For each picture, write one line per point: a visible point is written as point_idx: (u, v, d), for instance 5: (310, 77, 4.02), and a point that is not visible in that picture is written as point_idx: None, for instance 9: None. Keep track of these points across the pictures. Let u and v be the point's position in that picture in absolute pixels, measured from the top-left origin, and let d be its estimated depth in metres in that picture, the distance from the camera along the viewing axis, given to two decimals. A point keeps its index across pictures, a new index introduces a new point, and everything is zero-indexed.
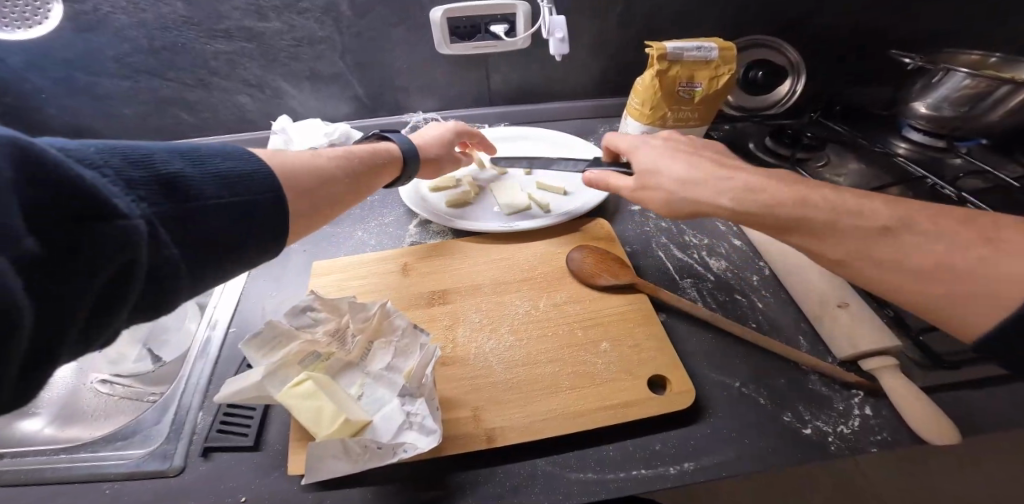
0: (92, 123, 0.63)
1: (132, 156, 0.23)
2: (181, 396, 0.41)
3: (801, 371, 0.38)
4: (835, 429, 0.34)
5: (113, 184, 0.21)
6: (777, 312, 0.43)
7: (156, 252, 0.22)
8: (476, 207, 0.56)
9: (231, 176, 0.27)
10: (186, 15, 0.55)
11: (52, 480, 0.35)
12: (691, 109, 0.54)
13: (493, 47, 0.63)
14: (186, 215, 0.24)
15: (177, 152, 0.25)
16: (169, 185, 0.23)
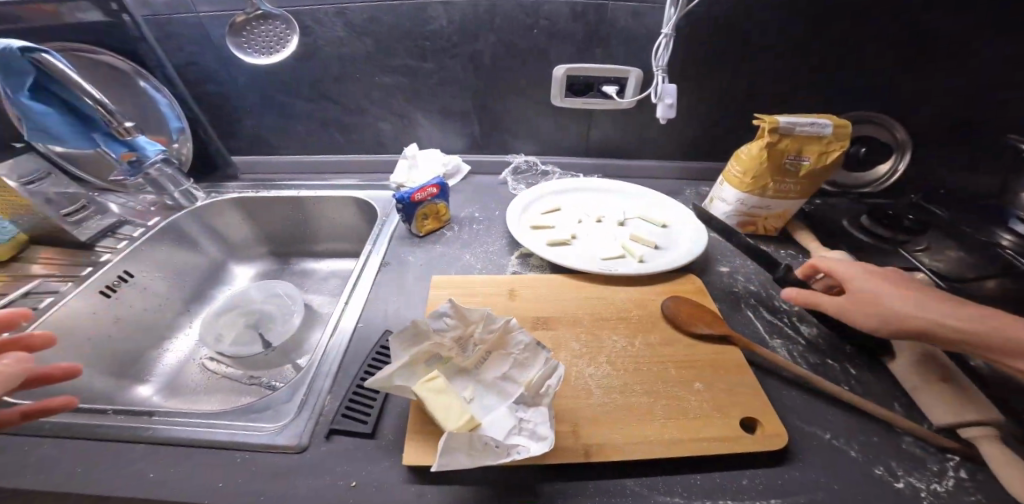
0: (270, 134, 0.81)
1: None
2: (312, 380, 0.47)
3: (894, 432, 0.39)
4: (929, 486, 0.35)
5: None
6: (872, 381, 0.44)
7: None
8: (572, 249, 0.61)
9: None
10: (367, 53, 0.68)
11: (192, 443, 0.41)
12: (796, 182, 0.58)
13: (601, 104, 0.71)
14: None
15: None
16: None
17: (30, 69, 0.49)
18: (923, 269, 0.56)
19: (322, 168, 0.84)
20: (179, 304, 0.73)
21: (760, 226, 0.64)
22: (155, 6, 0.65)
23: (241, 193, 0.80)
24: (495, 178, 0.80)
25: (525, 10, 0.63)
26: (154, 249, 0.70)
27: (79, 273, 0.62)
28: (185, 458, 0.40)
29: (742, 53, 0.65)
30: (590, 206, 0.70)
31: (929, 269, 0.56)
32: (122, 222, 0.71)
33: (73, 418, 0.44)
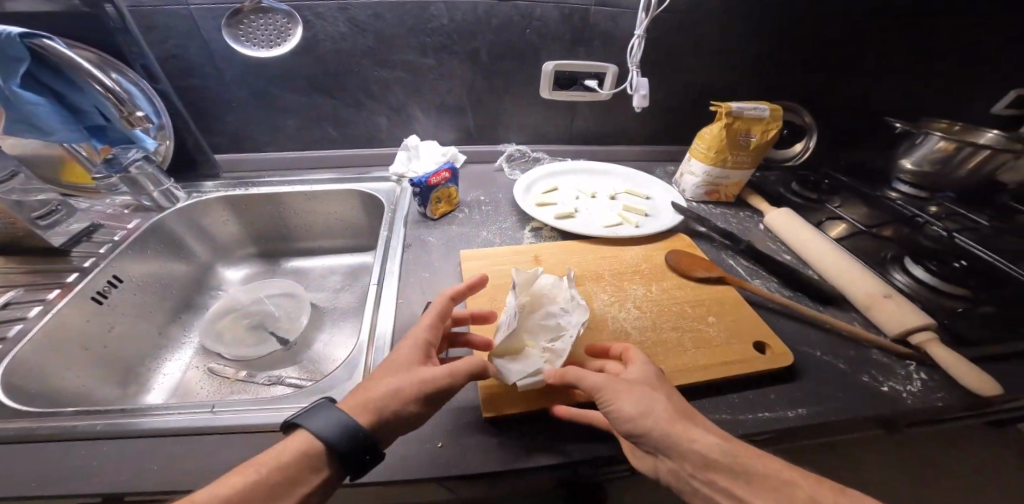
0: (259, 131, 0.80)
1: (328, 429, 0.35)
2: (366, 358, 0.49)
3: (866, 348, 0.50)
4: (906, 387, 0.46)
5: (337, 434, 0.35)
6: (835, 309, 0.56)
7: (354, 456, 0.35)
8: (577, 220, 0.70)
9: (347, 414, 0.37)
10: (368, 50, 0.72)
11: (265, 431, 0.42)
12: (746, 154, 0.71)
13: (584, 96, 0.80)
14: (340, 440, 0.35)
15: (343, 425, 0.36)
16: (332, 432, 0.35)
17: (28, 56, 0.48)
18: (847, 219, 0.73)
19: (315, 163, 0.84)
20: (170, 310, 0.69)
21: (722, 194, 0.77)
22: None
23: (226, 191, 0.77)
24: (491, 166, 0.86)
25: (519, 12, 0.70)
26: (139, 253, 0.66)
27: (62, 280, 0.57)
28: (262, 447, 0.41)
29: (697, 54, 0.78)
30: (582, 184, 0.79)
31: (850, 219, 0.73)
32: (95, 225, 0.67)
33: (118, 422, 0.42)
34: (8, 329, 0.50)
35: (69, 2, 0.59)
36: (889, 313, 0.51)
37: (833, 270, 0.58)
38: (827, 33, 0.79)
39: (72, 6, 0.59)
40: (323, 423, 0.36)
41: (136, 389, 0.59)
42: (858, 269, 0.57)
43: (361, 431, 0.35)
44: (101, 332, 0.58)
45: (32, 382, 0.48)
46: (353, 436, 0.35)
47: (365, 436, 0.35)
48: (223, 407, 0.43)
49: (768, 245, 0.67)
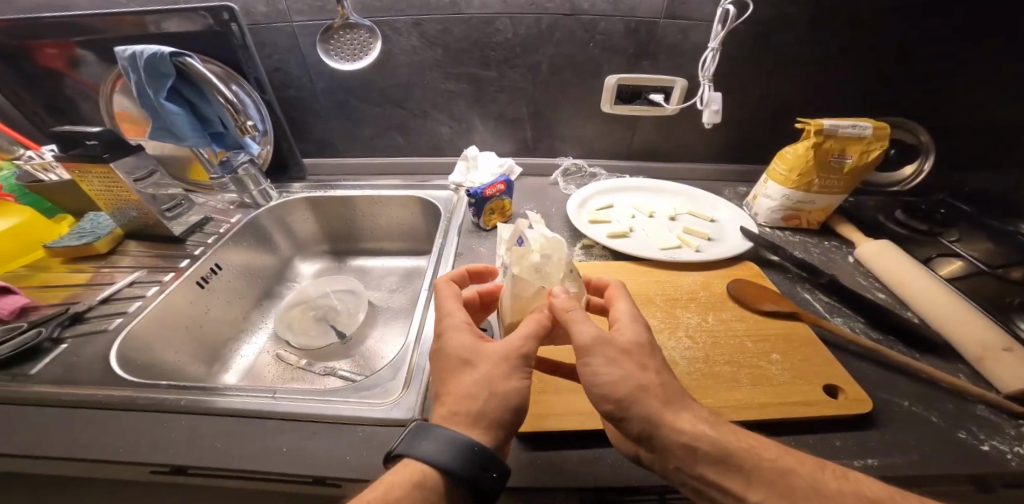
0: (336, 139, 0.87)
1: (448, 460, 0.34)
2: (410, 360, 0.51)
3: (967, 400, 0.42)
4: (1013, 448, 0.38)
5: (460, 466, 0.34)
6: (931, 352, 0.47)
7: (485, 491, 0.34)
8: (631, 240, 0.67)
9: (461, 438, 0.35)
10: (437, 63, 0.75)
11: (314, 419, 0.45)
12: (839, 178, 0.62)
13: (648, 110, 0.77)
14: (467, 473, 0.34)
15: (461, 450, 0.35)
16: (447, 461, 0.34)
17: (174, 72, 0.55)
18: (964, 255, 0.60)
19: (383, 170, 0.90)
20: (253, 297, 0.78)
21: (804, 221, 0.68)
22: (254, 15, 0.69)
23: (309, 193, 0.85)
24: (545, 180, 0.87)
25: (584, 25, 0.69)
26: (236, 244, 0.75)
27: (176, 264, 0.67)
28: (310, 433, 0.44)
29: (781, 64, 0.71)
30: (639, 201, 0.76)
31: (968, 254, 0.60)
32: (207, 218, 0.76)
33: (200, 397, 0.48)
34: (130, 305, 0.59)
35: (202, 22, 0.66)
36: (1006, 364, 0.42)
37: (931, 311, 0.49)
38: (928, 35, 0.67)
39: (206, 25, 0.67)
40: (436, 448, 0.35)
41: (219, 367, 0.67)
42: (969, 310, 0.47)
43: (478, 451, 0.35)
44: (197, 313, 0.66)
45: (140, 353, 0.56)
46: (475, 457, 0.35)
47: (486, 458, 0.35)
48: (284, 393, 0.48)
49: (855, 279, 0.58)
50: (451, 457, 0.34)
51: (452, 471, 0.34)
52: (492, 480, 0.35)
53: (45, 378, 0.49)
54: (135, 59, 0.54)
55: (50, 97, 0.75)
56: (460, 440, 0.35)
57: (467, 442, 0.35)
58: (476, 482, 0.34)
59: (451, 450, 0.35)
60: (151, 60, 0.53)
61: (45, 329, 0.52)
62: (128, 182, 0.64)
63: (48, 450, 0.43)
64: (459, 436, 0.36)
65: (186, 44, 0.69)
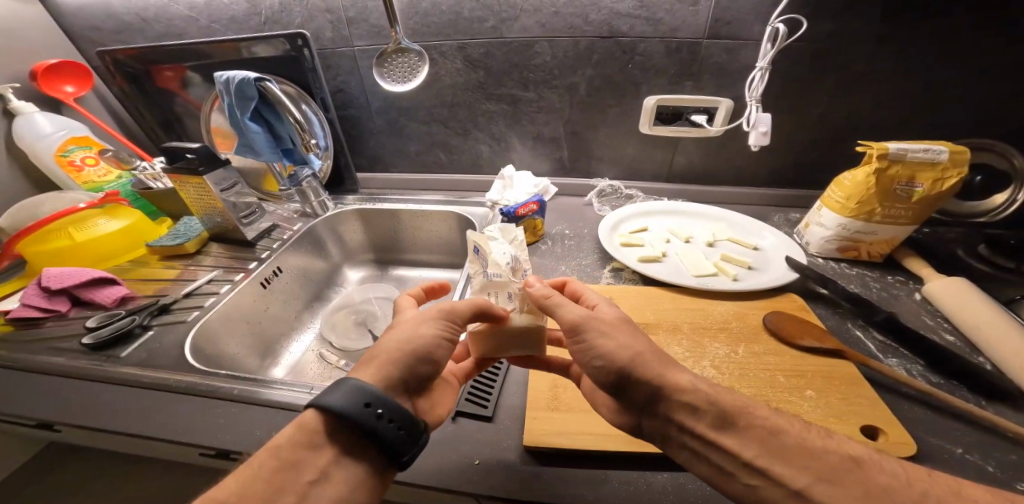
0: (386, 155, 0.94)
1: (347, 410, 0.37)
2: None
3: None
4: None
5: (357, 414, 0.37)
6: (1000, 403, 0.41)
7: (388, 444, 0.38)
8: (663, 265, 0.65)
9: (363, 390, 0.39)
10: (481, 84, 0.79)
11: None
12: (906, 208, 0.54)
13: (689, 132, 0.74)
14: (366, 422, 0.37)
15: (360, 399, 0.38)
16: (341, 409, 0.37)
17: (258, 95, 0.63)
18: None
19: (426, 185, 0.96)
20: (306, 298, 0.85)
21: (863, 252, 0.60)
22: (323, 41, 0.77)
23: (360, 205, 0.92)
24: (580, 200, 0.88)
25: (623, 47, 0.70)
26: (296, 250, 0.83)
27: (246, 265, 0.75)
28: None
29: (849, 80, 0.65)
30: (675, 226, 0.73)
31: None
32: (274, 226, 0.85)
33: (251, 386, 0.53)
34: (205, 299, 0.68)
35: (282, 48, 0.74)
36: None
37: (1002, 352, 0.44)
38: None
39: (284, 51, 0.74)
40: (341, 397, 0.38)
41: (270, 361, 0.74)
42: None
43: (378, 401, 0.38)
44: (258, 310, 0.74)
45: (209, 343, 0.64)
46: (375, 406, 0.38)
47: (385, 404, 0.38)
48: (321, 387, 0.52)
49: (919, 318, 0.52)
50: (351, 406, 0.37)
51: (351, 419, 0.37)
52: (395, 431, 0.38)
53: (131, 360, 0.58)
54: (228, 83, 0.62)
55: (154, 117, 0.88)
56: (364, 391, 0.39)
57: (371, 396, 0.38)
58: (377, 434, 0.38)
59: (352, 399, 0.38)
60: (240, 83, 0.60)
61: (137, 317, 0.62)
62: (216, 191, 0.72)
63: (128, 422, 0.50)
64: (365, 387, 0.39)
65: (269, 67, 0.77)
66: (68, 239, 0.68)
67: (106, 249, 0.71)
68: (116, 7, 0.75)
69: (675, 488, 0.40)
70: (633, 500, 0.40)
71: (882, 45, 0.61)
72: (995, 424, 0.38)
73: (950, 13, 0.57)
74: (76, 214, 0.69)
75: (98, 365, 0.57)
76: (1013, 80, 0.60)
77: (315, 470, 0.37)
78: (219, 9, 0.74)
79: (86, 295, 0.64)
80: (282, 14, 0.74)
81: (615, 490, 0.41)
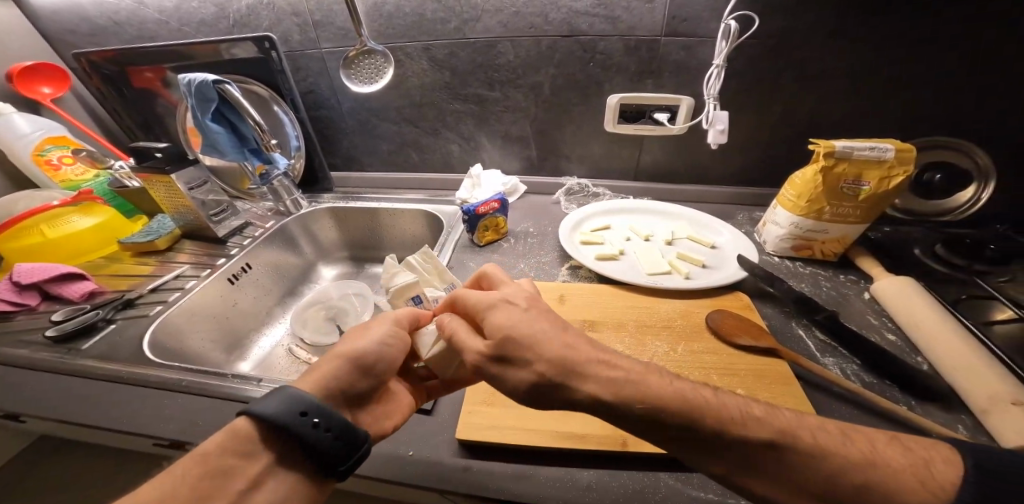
0: (360, 154, 0.95)
1: (280, 419, 0.38)
2: None
3: None
4: None
5: (290, 422, 0.38)
6: (929, 404, 0.41)
7: (325, 457, 0.39)
8: (618, 264, 0.65)
9: (297, 398, 0.40)
10: (447, 84, 0.80)
11: None
12: (855, 206, 0.53)
13: (652, 130, 0.74)
14: (299, 432, 0.38)
15: (293, 407, 0.39)
16: (277, 418, 0.38)
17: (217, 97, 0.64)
18: (1002, 296, 0.50)
19: (400, 184, 0.97)
20: (278, 295, 0.86)
21: (816, 251, 0.59)
22: (292, 43, 0.78)
23: (334, 203, 0.94)
24: (549, 198, 0.88)
25: (583, 47, 0.70)
26: (268, 247, 0.85)
27: (215, 262, 0.77)
28: None
29: (810, 78, 0.64)
30: (637, 224, 0.73)
31: (1008, 295, 0.51)
32: (248, 223, 0.86)
33: (203, 379, 0.55)
34: (170, 295, 0.69)
35: (251, 51, 0.76)
36: (1011, 420, 0.37)
37: (937, 352, 0.44)
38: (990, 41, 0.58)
39: (253, 53, 0.76)
40: (276, 406, 0.39)
41: (237, 356, 0.75)
42: (980, 354, 0.42)
43: (314, 408, 0.39)
44: (226, 306, 0.75)
45: (171, 338, 0.65)
46: (310, 411, 0.39)
47: (322, 412, 0.39)
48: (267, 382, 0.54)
49: (864, 318, 0.51)
50: (285, 414, 0.38)
51: (284, 428, 0.38)
52: (329, 442, 0.39)
53: (92, 354, 0.59)
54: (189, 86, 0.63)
55: (134, 118, 0.90)
56: (299, 398, 0.40)
57: (308, 405, 0.39)
58: (308, 443, 0.38)
59: (285, 406, 0.39)
60: (198, 86, 0.61)
61: (102, 311, 0.64)
62: (185, 190, 0.73)
63: (80, 414, 0.52)
64: (302, 395, 0.40)
65: (240, 69, 0.79)
66: (40, 235, 0.70)
67: (79, 246, 0.73)
68: (92, 10, 0.77)
69: (598, 485, 0.41)
70: (553, 496, 0.40)
71: (838, 42, 0.61)
72: (917, 425, 0.38)
73: (906, 9, 0.56)
74: (49, 212, 0.71)
75: (59, 358, 0.59)
76: (974, 74, 0.59)
77: (244, 480, 0.37)
78: (191, 13, 0.75)
79: (55, 290, 0.67)
80: (251, 17, 0.75)
81: (539, 486, 0.41)
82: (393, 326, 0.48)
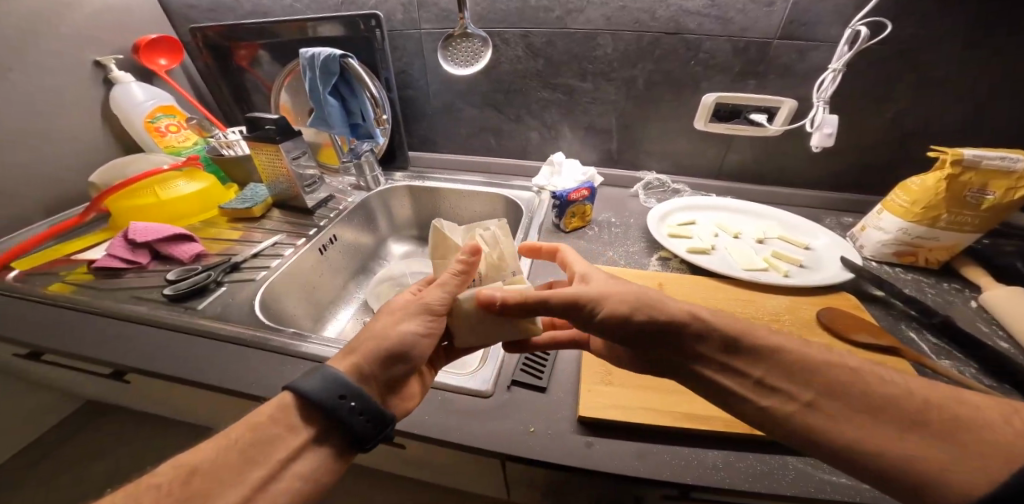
0: (438, 136, 0.97)
1: (318, 395, 0.39)
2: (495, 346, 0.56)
3: None
4: None
5: (326, 400, 0.39)
6: None
7: (356, 434, 0.40)
8: (711, 257, 0.66)
9: (334, 377, 0.40)
10: (539, 72, 0.81)
11: None
12: (975, 215, 0.54)
13: (747, 130, 0.74)
14: (335, 409, 0.39)
15: (331, 384, 0.40)
16: (314, 394, 0.39)
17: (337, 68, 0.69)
18: None
19: (472, 167, 0.98)
20: (355, 268, 0.89)
21: (920, 257, 0.60)
22: (392, 23, 0.80)
23: (408, 182, 0.95)
24: (626, 191, 0.89)
25: (686, 45, 0.70)
26: (350, 221, 0.87)
27: (306, 231, 0.80)
28: None
29: (920, 84, 0.64)
30: (723, 220, 0.74)
31: None
32: (330, 197, 0.89)
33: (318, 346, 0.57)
34: (271, 261, 0.72)
35: (354, 28, 0.78)
36: None
37: None
38: None
39: (357, 30, 0.78)
40: (313, 384, 0.40)
41: (322, 324, 0.78)
42: None
43: (348, 385, 0.40)
44: (316, 275, 0.78)
45: (274, 303, 0.68)
46: (344, 387, 0.40)
47: (354, 390, 0.40)
48: None
49: (975, 325, 0.52)
50: (322, 391, 0.39)
51: (321, 404, 0.39)
52: (361, 420, 0.39)
53: (208, 313, 0.62)
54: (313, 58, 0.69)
55: (228, 89, 0.93)
56: (334, 376, 0.40)
57: (343, 384, 0.40)
58: (342, 420, 0.39)
59: (321, 384, 0.40)
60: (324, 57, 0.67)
61: (213, 273, 0.67)
62: (287, 160, 0.76)
63: (205, 370, 0.54)
64: (337, 374, 0.40)
65: (339, 45, 0.81)
66: (153, 197, 0.74)
67: (184, 209, 0.77)
68: None
69: (728, 465, 0.43)
70: (685, 472, 0.42)
71: (956, 51, 0.61)
72: None
73: None
74: (160, 175, 0.75)
75: (178, 315, 0.62)
76: None
77: (286, 451, 0.38)
78: None
79: (165, 249, 0.70)
80: None
81: (667, 462, 0.43)
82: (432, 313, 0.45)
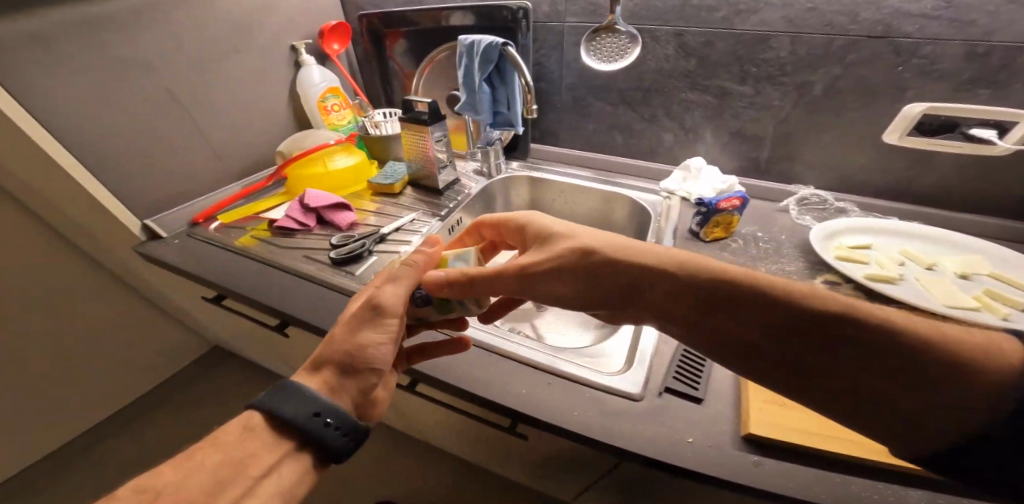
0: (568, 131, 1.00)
1: (290, 412, 0.41)
2: (640, 353, 0.55)
3: None
4: None
5: (299, 418, 0.41)
6: None
7: (338, 449, 0.42)
8: (896, 287, 0.58)
9: (312, 399, 0.42)
10: (690, 72, 0.80)
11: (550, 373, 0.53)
12: None
13: (960, 148, 0.63)
14: (310, 425, 0.41)
15: (291, 391, 0.42)
16: (283, 410, 0.41)
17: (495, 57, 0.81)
18: None
19: (597, 165, 1.00)
20: None
21: None
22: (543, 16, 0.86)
23: (533, 172, 0.98)
24: (773, 205, 0.82)
25: (897, 48, 0.63)
26: (475, 206, 0.92)
27: (440, 211, 0.85)
28: (544, 383, 0.52)
29: None
30: (905, 246, 0.65)
31: None
32: (457, 182, 0.94)
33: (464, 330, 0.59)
34: (412, 236, 0.78)
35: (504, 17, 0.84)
36: None
37: None
38: None
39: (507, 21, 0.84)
40: (290, 406, 0.41)
41: None
42: None
43: (312, 394, 0.42)
44: None
45: None
46: (313, 403, 0.42)
47: (325, 407, 0.42)
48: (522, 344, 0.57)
49: None
50: (288, 406, 0.41)
51: (295, 421, 0.41)
52: (334, 433, 0.42)
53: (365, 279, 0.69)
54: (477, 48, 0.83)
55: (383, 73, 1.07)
56: (304, 392, 0.42)
57: (319, 406, 0.42)
58: (321, 438, 0.41)
59: (294, 402, 0.41)
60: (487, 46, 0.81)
61: (367, 242, 0.74)
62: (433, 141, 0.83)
63: None
64: (306, 390, 0.42)
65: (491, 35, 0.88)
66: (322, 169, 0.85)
67: (341, 182, 0.87)
68: None
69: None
70: None
71: None
72: None
73: None
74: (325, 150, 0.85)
75: (338, 276, 0.69)
76: None
77: (263, 468, 0.39)
78: None
79: (329, 216, 0.80)
80: None
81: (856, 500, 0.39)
82: (394, 317, 0.46)
